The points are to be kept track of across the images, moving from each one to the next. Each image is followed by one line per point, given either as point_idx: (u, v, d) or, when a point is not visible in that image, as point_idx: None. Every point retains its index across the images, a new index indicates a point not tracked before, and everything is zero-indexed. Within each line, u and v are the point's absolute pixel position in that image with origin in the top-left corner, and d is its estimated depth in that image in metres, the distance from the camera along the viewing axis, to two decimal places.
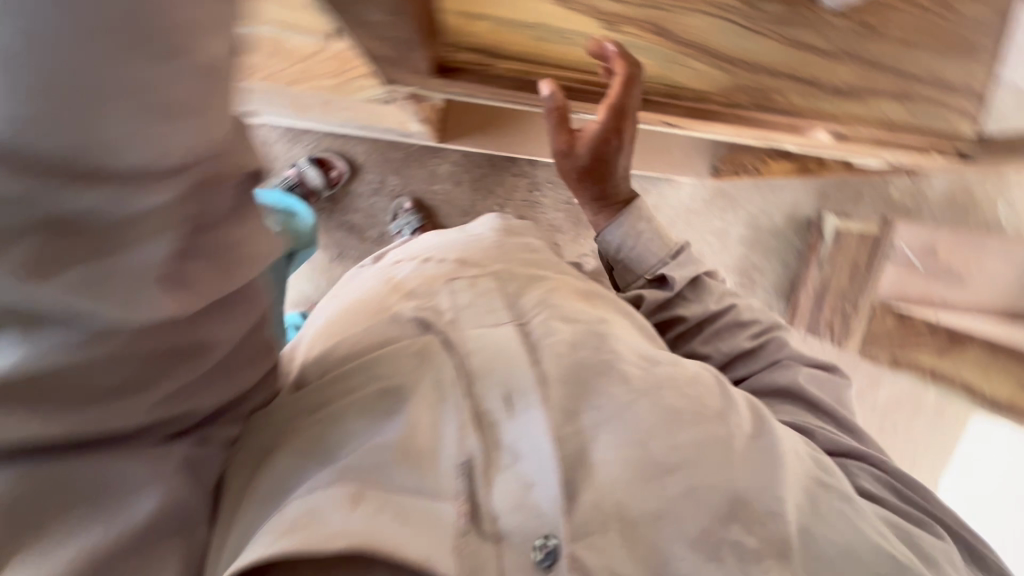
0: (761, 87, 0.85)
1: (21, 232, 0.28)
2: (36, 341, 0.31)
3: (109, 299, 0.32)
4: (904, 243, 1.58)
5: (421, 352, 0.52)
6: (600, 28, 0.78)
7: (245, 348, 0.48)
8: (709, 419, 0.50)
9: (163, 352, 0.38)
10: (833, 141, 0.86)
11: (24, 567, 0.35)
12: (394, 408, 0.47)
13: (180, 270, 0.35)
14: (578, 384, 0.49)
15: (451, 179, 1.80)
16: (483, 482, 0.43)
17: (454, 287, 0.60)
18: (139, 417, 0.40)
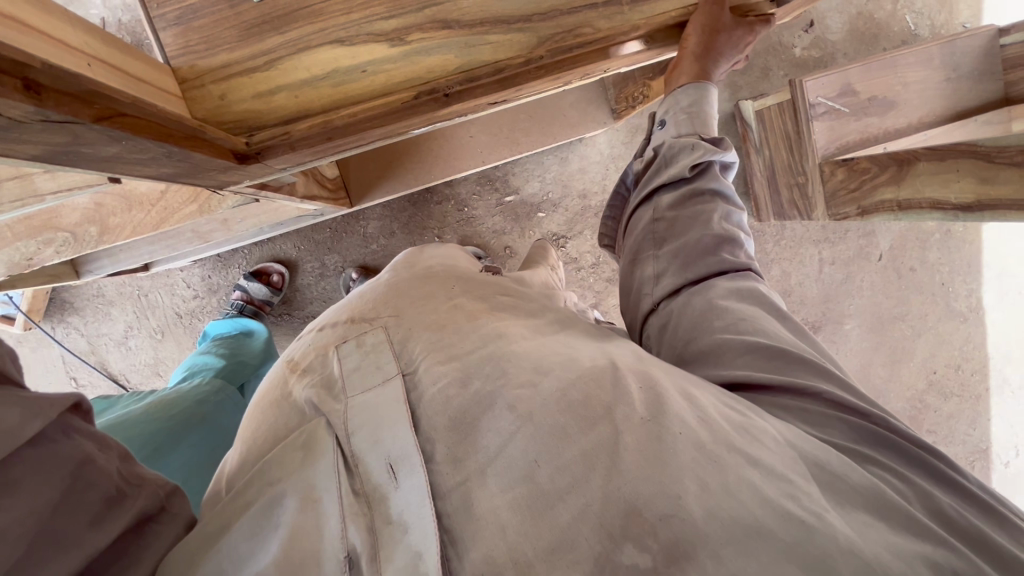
0: (566, 26, 0.74)
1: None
2: None
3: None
4: (821, 98, 1.32)
5: (307, 444, 0.49)
6: (387, 49, 0.73)
7: (85, 499, 0.43)
8: (597, 421, 0.44)
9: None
10: (643, 49, 0.78)
11: None
12: (273, 524, 0.46)
13: None
14: (466, 424, 0.47)
15: (384, 233, 1.76)
16: (375, 568, 0.42)
17: (342, 351, 0.54)
18: None
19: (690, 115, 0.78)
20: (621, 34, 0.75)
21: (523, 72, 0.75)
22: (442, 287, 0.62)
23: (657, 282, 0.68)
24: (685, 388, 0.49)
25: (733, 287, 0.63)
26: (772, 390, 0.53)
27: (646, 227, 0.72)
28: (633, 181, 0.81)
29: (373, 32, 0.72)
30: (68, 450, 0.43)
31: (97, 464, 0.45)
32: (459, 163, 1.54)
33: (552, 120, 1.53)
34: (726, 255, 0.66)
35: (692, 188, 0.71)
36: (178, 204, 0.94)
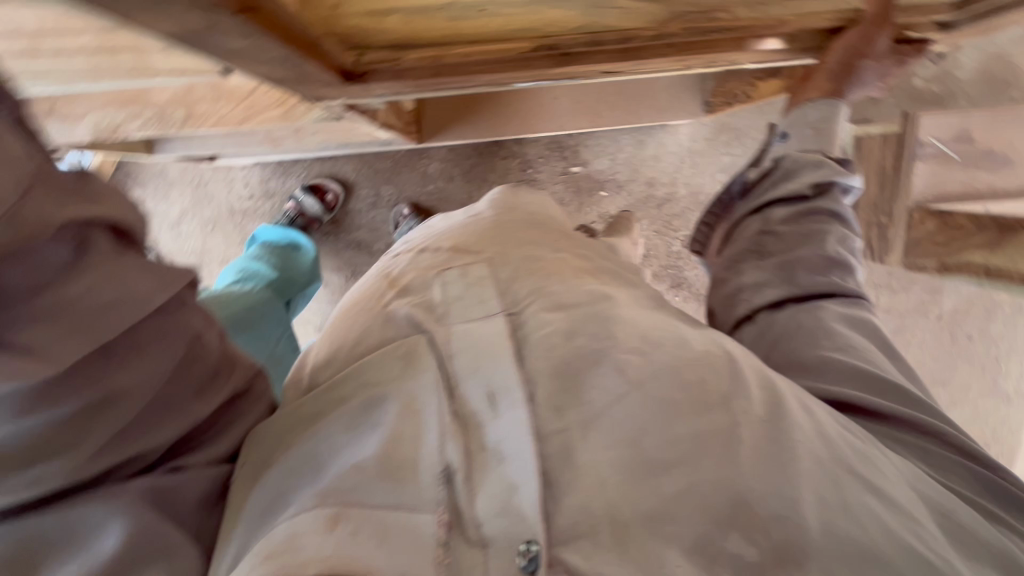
0: (703, 8, 0.69)
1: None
2: None
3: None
4: (932, 138, 1.18)
5: (407, 356, 0.42)
6: None
7: (190, 373, 0.39)
8: (713, 407, 0.38)
9: (54, 423, 0.32)
10: (782, 48, 0.73)
11: None
12: (376, 420, 0.40)
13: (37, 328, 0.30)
14: (568, 376, 0.39)
15: (443, 175, 1.73)
16: (470, 489, 0.36)
17: (447, 277, 0.47)
18: (89, 464, 0.34)
19: (818, 132, 0.70)
20: (766, 27, 0.70)
21: (650, 46, 0.71)
22: (544, 242, 0.55)
23: (757, 291, 0.62)
24: (802, 397, 0.42)
25: (844, 313, 0.58)
26: (888, 420, 0.47)
27: (752, 237, 0.67)
28: (740, 190, 0.73)
29: None
30: (186, 320, 0.39)
31: (205, 341, 0.40)
32: (537, 124, 1.50)
33: (638, 99, 1.45)
34: (837, 278, 0.60)
35: (809, 206, 0.66)
36: (262, 106, 0.96)
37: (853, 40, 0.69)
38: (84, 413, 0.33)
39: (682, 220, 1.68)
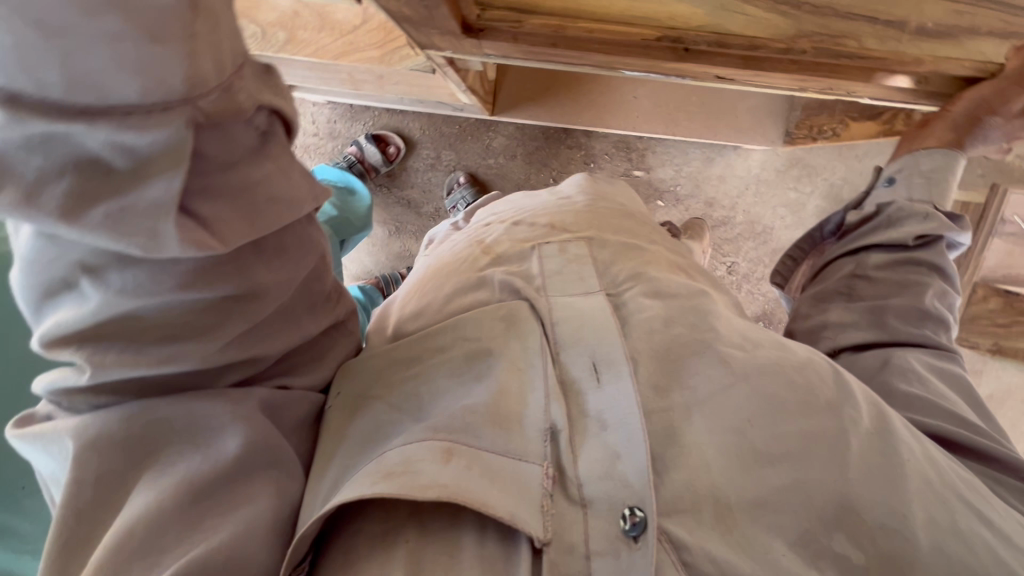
0: (831, 32, 0.69)
1: (55, 167, 0.23)
2: (119, 276, 0.27)
3: (101, 233, 0.25)
4: (1017, 216, 1.09)
5: (507, 318, 0.46)
6: None
7: (309, 294, 0.39)
8: (820, 411, 0.41)
9: (198, 304, 0.30)
10: (909, 87, 0.71)
11: (141, 492, 0.33)
12: (484, 372, 0.43)
13: (213, 210, 0.28)
14: (670, 359, 0.44)
15: (505, 153, 1.66)
16: (573, 450, 0.39)
17: (544, 251, 0.53)
18: (220, 356, 0.33)
19: (929, 181, 0.70)
20: (899, 63, 0.68)
21: (775, 58, 0.69)
22: (638, 230, 0.61)
23: (843, 331, 0.65)
24: (908, 423, 0.44)
25: (931, 363, 0.60)
26: (992, 462, 0.49)
27: (843, 278, 0.69)
28: (834, 229, 0.76)
29: None
30: (318, 238, 0.38)
31: (325, 267, 0.41)
32: (610, 119, 1.42)
33: (721, 116, 1.36)
34: (929, 331, 0.62)
35: (909, 255, 0.67)
36: (365, 43, 0.96)
37: (978, 94, 0.70)
38: (225, 303, 0.31)
39: (734, 246, 1.55)
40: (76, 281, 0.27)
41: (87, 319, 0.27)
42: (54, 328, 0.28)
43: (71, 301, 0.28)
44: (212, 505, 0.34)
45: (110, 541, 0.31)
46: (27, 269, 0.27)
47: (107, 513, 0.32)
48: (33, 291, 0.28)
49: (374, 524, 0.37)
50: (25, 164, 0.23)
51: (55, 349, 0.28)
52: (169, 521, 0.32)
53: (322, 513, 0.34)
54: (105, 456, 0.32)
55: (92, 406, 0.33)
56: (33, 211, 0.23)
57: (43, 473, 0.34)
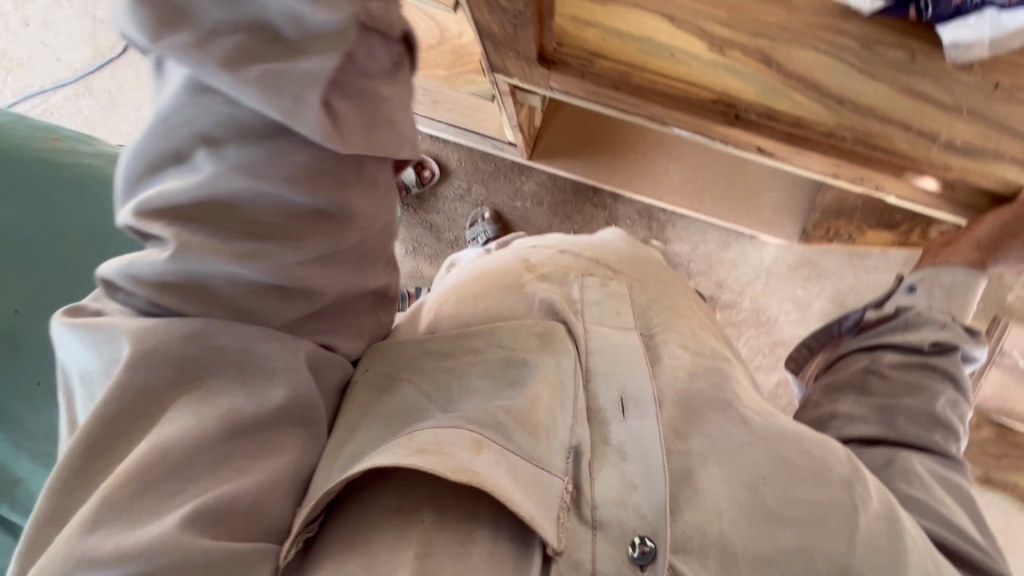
0: (868, 134, 0.73)
1: (232, 23, 0.27)
2: (231, 153, 0.29)
3: (252, 88, 0.27)
4: (1017, 351, 1.09)
5: (543, 336, 0.44)
6: (707, 51, 0.73)
7: (381, 248, 0.39)
8: (832, 484, 0.41)
9: (290, 209, 0.31)
10: (938, 189, 0.76)
11: (181, 412, 0.31)
12: (518, 381, 0.40)
13: (337, 106, 0.30)
14: (689, 409, 0.44)
15: (533, 198, 1.58)
16: (590, 471, 0.38)
17: (586, 282, 0.53)
18: (287, 275, 0.32)
19: (949, 293, 0.75)
20: (929, 166, 0.73)
21: (817, 140, 0.74)
22: (674, 285, 0.61)
23: (850, 423, 0.66)
24: (916, 528, 0.43)
25: (937, 471, 0.60)
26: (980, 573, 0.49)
27: (856, 371, 0.70)
28: (851, 326, 0.79)
29: (704, 28, 0.72)
30: (391, 187, 0.38)
31: (387, 238, 0.39)
32: (639, 186, 1.48)
33: (743, 199, 1.42)
34: (939, 437, 0.63)
35: (923, 360, 0.69)
36: (434, 62, 1.03)
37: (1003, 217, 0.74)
38: (314, 216, 0.32)
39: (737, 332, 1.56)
40: (193, 155, 0.29)
41: (189, 194, 0.29)
42: (159, 195, 0.29)
43: (177, 172, 0.29)
44: (244, 449, 0.32)
45: (148, 449, 0.29)
46: (152, 135, 0.29)
47: (141, 425, 0.30)
48: (151, 156, 0.29)
49: (384, 505, 0.34)
50: (207, 15, 0.27)
51: (143, 220, 0.29)
52: (203, 452, 0.30)
53: (348, 474, 0.32)
54: (153, 368, 0.30)
55: (148, 308, 0.31)
56: (200, 55, 0.27)
57: (76, 369, 0.32)
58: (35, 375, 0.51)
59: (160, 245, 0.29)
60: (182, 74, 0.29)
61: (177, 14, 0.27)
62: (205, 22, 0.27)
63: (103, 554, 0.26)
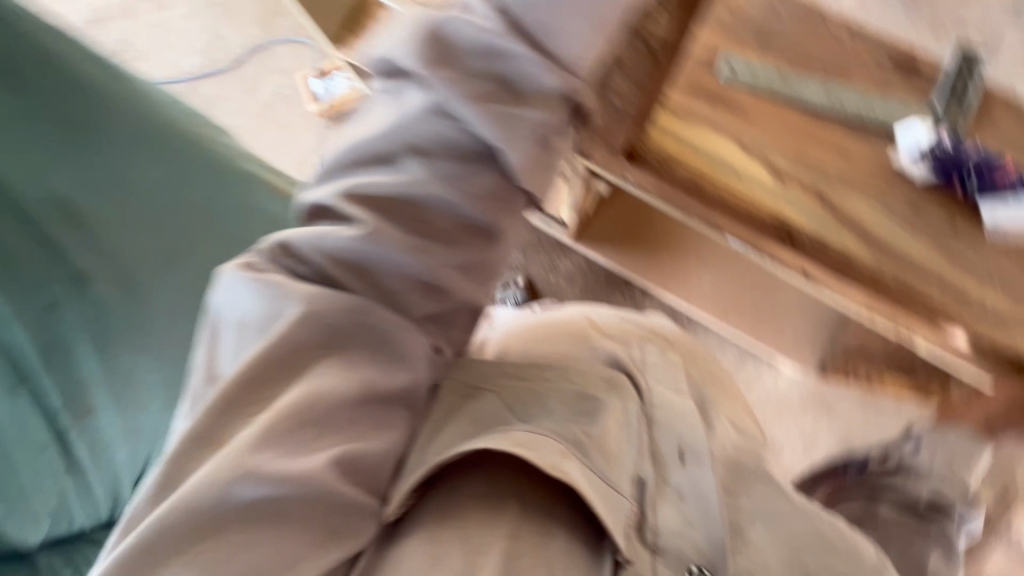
0: (904, 287, 0.80)
1: (484, 72, 0.36)
2: (438, 167, 0.36)
3: (487, 118, 0.36)
4: None
5: (612, 383, 0.45)
6: (769, 178, 0.83)
7: (499, 266, 0.40)
8: (864, 565, 0.43)
9: (464, 223, 0.38)
10: (971, 348, 0.78)
11: (325, 370, 0.35)
12: (593, 412, 0.41)
13: (536, 154, 0.38)
14: (737, 473, 0.46)
15: (567, 277, 1.63)
16: (651, 499, 0.43)
17: (646, 346, 0.56)
18: (439, 272, 0.37)
19: None
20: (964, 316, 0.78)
21: (863, 276, 0.80)
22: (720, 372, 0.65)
23: None
24: None
25: None
26: None
27: None
28: None
29: (766, 159, 0.84)
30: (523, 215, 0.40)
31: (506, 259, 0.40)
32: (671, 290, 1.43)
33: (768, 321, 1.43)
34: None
35: None
36: None
37: None
38: (473, 232, 0.38)
39: None
40: (403, 162, 0.36)
41: (393, 188, 0.36)
42: (354, 184, 0.36)
43: (385, 171, 0.36)
44: (365, 418, 0.36)
45: (301, 396, 0.34)
46: (379, 139, 0.36)
47: (287, 377, 0.34)
48: (371, 154, 0.36)
49: (468, 498, 0.37)
50: (468, 63, 0.36)
51: (340, 197, 0.35)
52: (337, 409, 0.34)
53: (449, 455, 0.35)
54: (310, 330, 0.34)
55: (311, 278, 0.36)
56: (455, 86, 0.35)
57: (236, 312, 0.35)
58: (123, 320, 0.54)
59: (355, 223, 0.35)
60: (423, 99, 0.36)
61: (443, 57, 0.36)
62: (467, 68, 0.36)
63: (266, 474, 0.32)
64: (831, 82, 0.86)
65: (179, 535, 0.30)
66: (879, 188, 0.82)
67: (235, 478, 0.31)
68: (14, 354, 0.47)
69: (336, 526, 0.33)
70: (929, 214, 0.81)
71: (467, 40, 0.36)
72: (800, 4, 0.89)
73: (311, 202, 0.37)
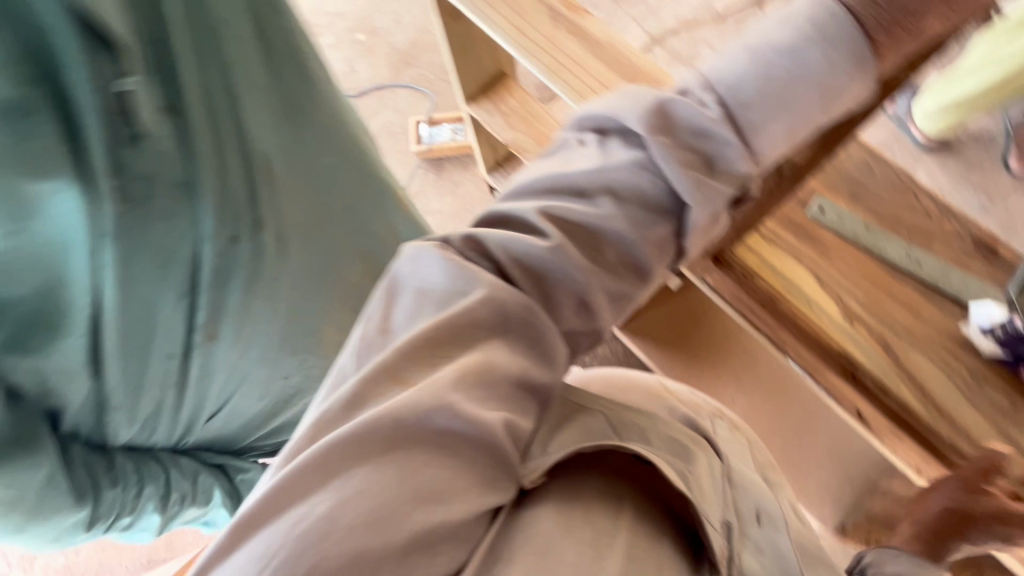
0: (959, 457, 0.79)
1: (690, 146, 0.43)
2: (626, 208, 0.43)
3: (684, 182, 0.41)
4: None
5: (694, 438, 0.49)
6: (838, 315, 0.88)
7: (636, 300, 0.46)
8: None
9: (628, 260, 0.44)
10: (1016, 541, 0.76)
11: (500, 346, 0.39)
12: (687, 453, 0.45)
13: (708, 221, 0.44)
14: (804, 552, 0.49)
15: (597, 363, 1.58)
16: (735, 546, 0.44)
17: (718, 422, 0.60)
18: (598, 291, 0.42)
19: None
20: None
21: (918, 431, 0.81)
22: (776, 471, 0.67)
23: None
24: None
25: None
26: None
27: None
28: None
29: (841, 299, 0.89)
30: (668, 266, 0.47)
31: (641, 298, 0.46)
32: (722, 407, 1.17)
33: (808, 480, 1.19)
34: None
35: None
36: None
37: None
38: (630, 269, 0.44)
39: None
40: (595, 198, 0.42)
41: (585, 215, 0.42)
42: (553, 206, 0.42)
43: (580, 201, 0.42)
44: (520, 401, 0.39)
45: (480, 359, 0.38)
46: (581, 174, 0.42)
47: (466, 344, 0.38)
48: (570, 185, 0.43)
49: (598, 488, 0.42)
50: (682, 137, 0.42)
51: (538, 212, 0.42)
52: (505, 383, 0.38)
53: (581, 445, 0.40)
54: (486, 314, 0.39)
55: (492, 269, 0.42)
56: (667, 151, 0.41)
57: (418, 280, 0.41)
58: (271, 269, 0.57)
59: (545, 236, 0.41)
60: (629, 154, 0.43)
61: (663, 128, 0.42)
62: (679, 141, 0.42)
63: (462, 411, 0.35)
64: (913, 248, 0.92)
65: (374, 442, 0.33)
66: (948, 355, 0.85)
67: (431, 409, 0.34)
68: (195, 261, 0.51)
69: (493, 476, 0.36)
70: (996, 396, 0.81)
71: (687, 119, 0.42)
72: (896, 173, 0.97)
73: (503, 211, 0.44)
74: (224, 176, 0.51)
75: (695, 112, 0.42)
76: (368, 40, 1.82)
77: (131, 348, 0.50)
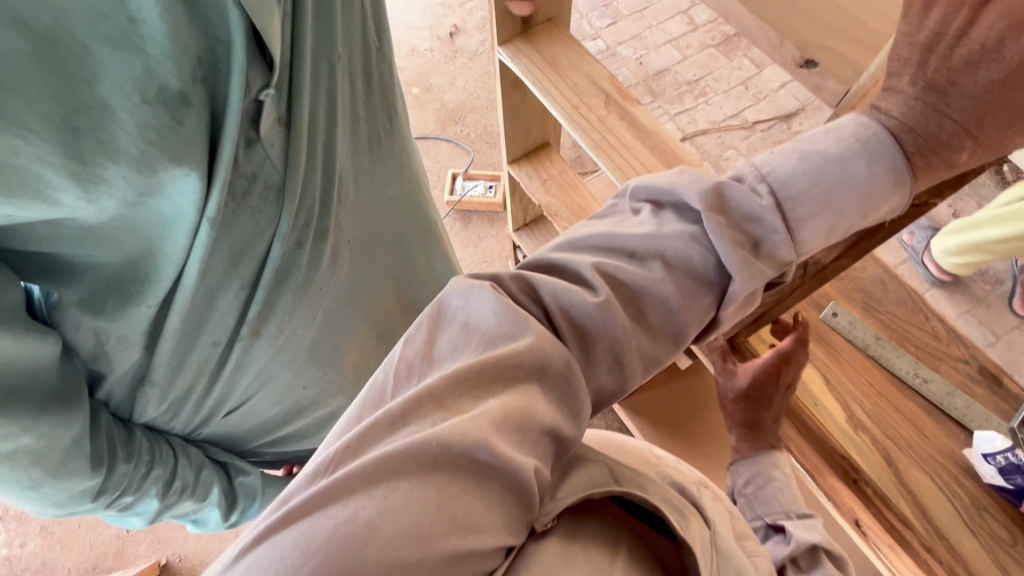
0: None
1: (740, 229, 0.48)
2: (676, 277, 0.47)
3: (733, 258, 0.46)
4: None
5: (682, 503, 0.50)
6: (844, 420, 0.86)
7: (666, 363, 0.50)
8: None
9: (665, 326, 0.48)
10: None
11: (534, 394, 0.42)
12: (680, 513, 0.46)
13: (744, 299, 0.49)
14: None
15: None
16: None
17: (709, 496, 0.61)
18: (636, 348, 0.46)
19: None
20: None
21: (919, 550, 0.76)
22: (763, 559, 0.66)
23: None
24: None
25: None
26: None
27: None
28: None
29: (849, 405, 0.88)
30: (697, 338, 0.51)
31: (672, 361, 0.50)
32: None
33: None
34: None
35: None
36: None
37: None
38: (666, 335, 0.48)
39: None
40: (646, 262, 0.47)
41: (635, 278, 0.46)
42: (608, 265, 0.46)
43: (633, 264, 0.47)
44: (544, 449, 0.41)
45: (515, 402, 0.40)
46: (635, 240, 0.47)
47: (504, 386, 0.41)
48: (624, 250, 0.47)
49: (601, 530, 0.44)
50: (733, 219, 0.47)
51: (594, 269, 0.46)
52: (535, 430, 0.40)
53: (592, 491, 0.42)
54: (529, 360, 0.42)
55: (540, 317, 0.45)
56: (720, 229, 0.46)
57: (465, 316, 0.44)
58: (321, 281, 0.61)
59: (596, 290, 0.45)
60: (682, 229, 0.48)
61: (717, 208, 0.47)
62: (729, 221, 0.47)
63: (498, 451, 0.37)
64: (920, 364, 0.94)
65: (421, 460, 0.35)
66: (949, 478, 0.83)
67: (474, 444, 0.36)
68: (265, 256, 0.54)
69: (516, 514, 0.38)
70: (995, 525, 0.79)
71: (739, 203, 0.47)
72: (909, 292, 1.03)
73: (557, 261, 0.48)
74: (309, 188, 0.55)
75: (747, 198, 0.47)
76: (422, 94, 1.97)
77: (185, 329, 0.53)
